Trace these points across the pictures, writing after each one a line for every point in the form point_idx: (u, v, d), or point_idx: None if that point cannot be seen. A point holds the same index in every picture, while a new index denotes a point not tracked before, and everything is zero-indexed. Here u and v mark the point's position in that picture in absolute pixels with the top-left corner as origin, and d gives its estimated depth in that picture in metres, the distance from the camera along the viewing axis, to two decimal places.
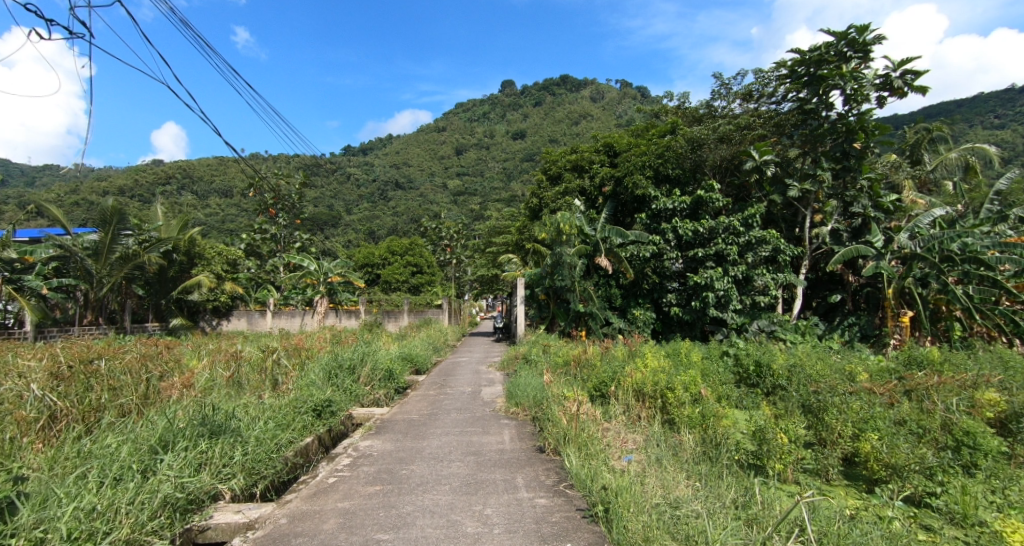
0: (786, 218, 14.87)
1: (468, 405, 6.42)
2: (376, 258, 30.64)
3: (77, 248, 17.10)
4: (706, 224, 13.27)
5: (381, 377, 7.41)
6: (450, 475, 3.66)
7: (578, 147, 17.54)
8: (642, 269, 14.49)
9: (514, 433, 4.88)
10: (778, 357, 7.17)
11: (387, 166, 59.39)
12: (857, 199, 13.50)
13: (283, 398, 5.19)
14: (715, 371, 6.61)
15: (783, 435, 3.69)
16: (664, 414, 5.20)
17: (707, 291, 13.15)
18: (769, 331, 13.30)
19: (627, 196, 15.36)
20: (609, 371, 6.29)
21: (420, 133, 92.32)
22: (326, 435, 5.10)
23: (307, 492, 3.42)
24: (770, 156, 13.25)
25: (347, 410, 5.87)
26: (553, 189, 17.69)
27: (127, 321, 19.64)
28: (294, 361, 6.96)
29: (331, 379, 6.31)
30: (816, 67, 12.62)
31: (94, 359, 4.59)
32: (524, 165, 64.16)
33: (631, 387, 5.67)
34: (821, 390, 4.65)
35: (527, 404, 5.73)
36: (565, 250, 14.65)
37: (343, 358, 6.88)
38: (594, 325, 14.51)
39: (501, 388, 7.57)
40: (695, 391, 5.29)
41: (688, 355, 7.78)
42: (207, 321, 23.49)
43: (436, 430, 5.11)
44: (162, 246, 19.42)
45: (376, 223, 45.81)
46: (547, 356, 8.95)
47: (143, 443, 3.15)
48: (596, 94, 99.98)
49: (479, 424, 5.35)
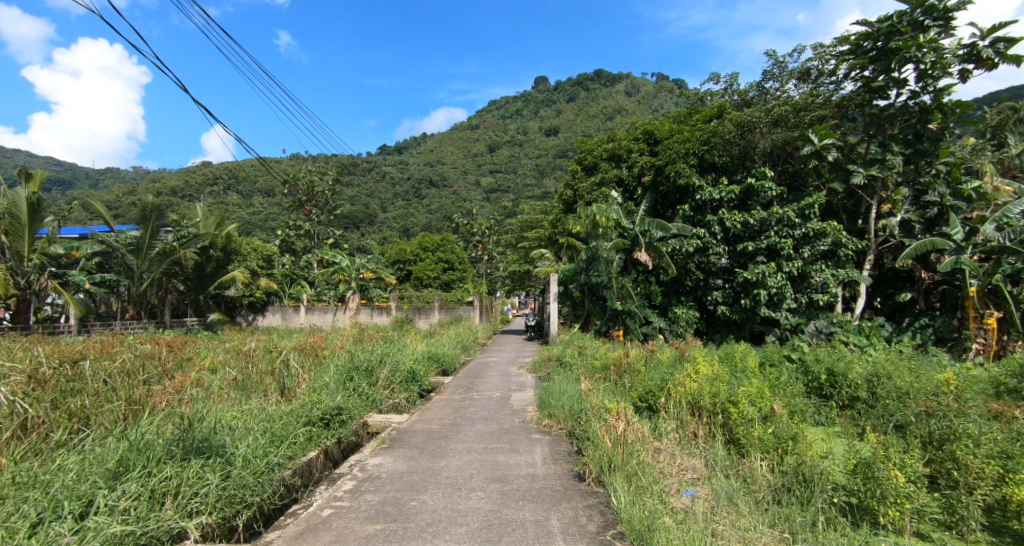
0: (846, 208, 13.58)
1: (494, 414, 5.72)
2: (407, 254, 30.40)
3: (119, 244, 17.14)
4: (757, 216, 12.30)
5: (400, 379, 6.78)
6: (468, 511, 2.97)
7: (615, 136, 16.58)
8: (685, 265, 13.53)
9: (547, 454, 4.14)
10: (856, 363, 6.26)
11: (421, 164, 59.46)
12: (932, 186, 12.12)
13: (288, 406, 4.63)
14: (783, 379, 5.71)
15: (897, 471, 2.86)
16: (727, 432, 4.38)
17: (759, 288, 12.05)
18: (828, 333, 12.10)
19: (668, 187, 14.37)
20: (657, 379, 5.47)
21: (454, 131, 92.44)
22: (334, 447, 4.50)
23: (293, 531, 2.79)
24: (831, 140, 12.02)
25: (360, 418, 5.29)
26: (589, 179, 16.77)
27: (166, 316, 19.80)
28: (306, 364, 6.36)
29: (346, 383, 5.70)
30: (886, 40, 11.31)
31: (79, 362, 4.09)
32: (556, 161, 63.20)
33: (683, 398, 4.85)
34: (934, 412, 3.75)
35: (562, 416, 4.97)
36: (601, 244, 13.70)
37: (360, 359, 6.29)
38: (632, 324, 13.59)
39: (532, 395, 6.86)
40: (763, 404, 4.43)
41: (744, 361, 6.90)
42: (243, 316, 23.67)
43: (457, 447, 4.42)
44: (198, 242, 19.34)
45: (411, 221, 45.74)
46: (583, 359, 8.18)
47: (97, 468, 2.61)
48: (631, 88, 97.09)
49: (506, 439, 4.64)
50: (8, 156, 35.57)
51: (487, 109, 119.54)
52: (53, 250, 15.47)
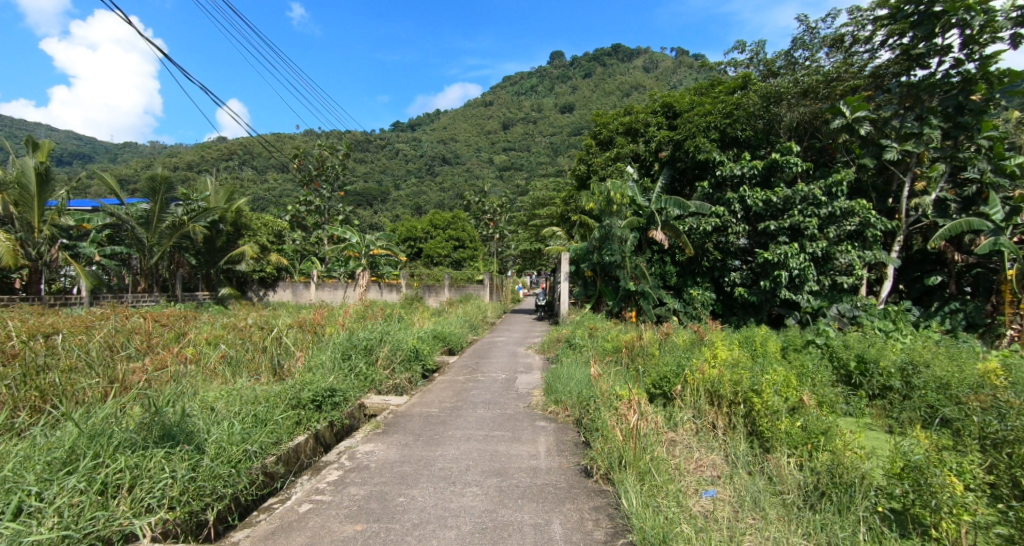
0: (877, 187, 12.99)
1: (498, 398, 5.40)
2: (417, 231, 30.10)
3: (129, 216, 16.98)
4: (780, 194, 11.78)
5: (401, 358, 6.49)
6: (461, 511, 2.66)
7: (632, 109, 15.89)
8: (702, 244, 13.05)
9: (552, 444, 3.81)
10: (888, 350, 5.89)
11: (433, 140, 58.70)
12: (971, 162, 11.44)
13: (277, 386, 4.34)
14: (811, 366, 5.34)
15: (954, 478, 2.48)
16: (750, 424, 4.01)
17: (780, 269, 11.57)
18: (851, 317, 11.61)
19: (687, 162, 13.78)
20: (673, 364, 5.08)
21: (468, 108, 91.05)
22: (326, 430, 4.23)
23: (264, 530, 2.49)
24: (864, 112, 11.43)
25: (357, 399, 5.01)
26: (603, 154, 16.18)
27: (177, 290, 19.76)
28: (302, 342, 6.09)
29: (342, 363, 5.43)
30: (929, 3, 10.52)
31: (50, 337, 3.84)
32: (570, 139, 62.07)
33: (701, 385, 4.48)
34: (987, 408, 3.35)
35: (570, 402, 4.64)
36: (615, 222, 13.14)
37: (358, 338, 5.99)
38: (646, 305, 13.18)
39: (539, 378, 6.54)
40: (790, 394, 4.04)
41: (765, 346, 6.53)
42: (254, 291, 23.58)
43: (455, 433, 4.11)
44: (208, 216, 19.10)
45: (423, 199, 45.42)
46: (593, 340, 7.84)
47: (41, 460, 2.31)
48: (648, 63, 94.41)
49: (508, 426, 4.33)
50: (25, 128, 35.63)
51: (501, 85, 117.40)
52: (63, 221, 15.34)
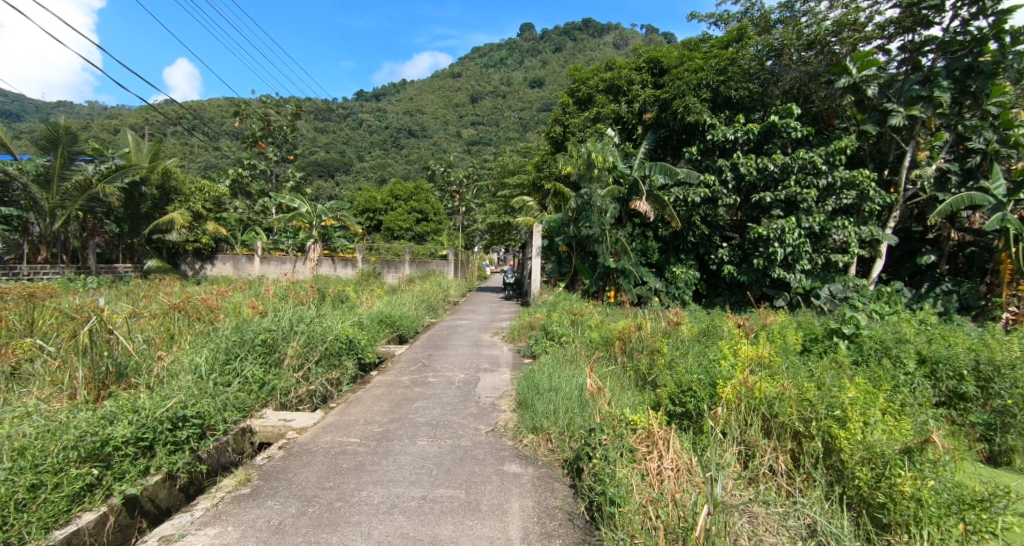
0: (875, 156, 12.01)
1: (450, 417, 3.82)
2: (377, 202, 27.84)
3: (20, 172, 14.17)
4: (778, 160, 10.54)
5: (322, 354, 4.77)
6: None
7: (614, 64, 14.29)
8: (689, 217, 11.75)
9: (531, 521, 2.28)
10: (945, 343, 4.68)
11: (398, 110, 55.36)
12: (978, 130, 10.56)
13: (73, 415, 2.57)
14: (870, 369, 3.99)
15: None
16: (833, 470, 2.61)
17: (773, 246, 10.39)
18: (843, 298, 10.64)
19: (673, 126, 12.42)
20: (695, 368, 3.61)
21: (435, 79, 86.99)
22: (160, 489, 2.50)
23: None
24: (871, 71, 10.29)
25: (237, 424, 3.35)
26: (582, 114, 14.55)
27: (91, 261, 17.00)
28: (171, 339, 4.30)
29: (220, 368, 3.73)
30: None
31: None
32: (541, 114, 60.09)
33: (748, 406, 3.01)
34: None
35: (556, 433, 3.14)
36: (595, 191, 11.48)
37: (255, 332, 4.25)
38: (626, 284, 11.79)
39: (508, 381, 5.02)
40: (894, 425, 2.58)
41: (787, 334, 5.23)
42: (188, 264, 20.76)
43: (371, 496, 2.50)
44: (125, 176, 16.29)
45: (387, 171, 42.66)
46: (575, 328, 6.36)
47: None
48: (619, 40, 92.18)
49: (459, 474, 2.77)
50: None
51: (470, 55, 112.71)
52: None
